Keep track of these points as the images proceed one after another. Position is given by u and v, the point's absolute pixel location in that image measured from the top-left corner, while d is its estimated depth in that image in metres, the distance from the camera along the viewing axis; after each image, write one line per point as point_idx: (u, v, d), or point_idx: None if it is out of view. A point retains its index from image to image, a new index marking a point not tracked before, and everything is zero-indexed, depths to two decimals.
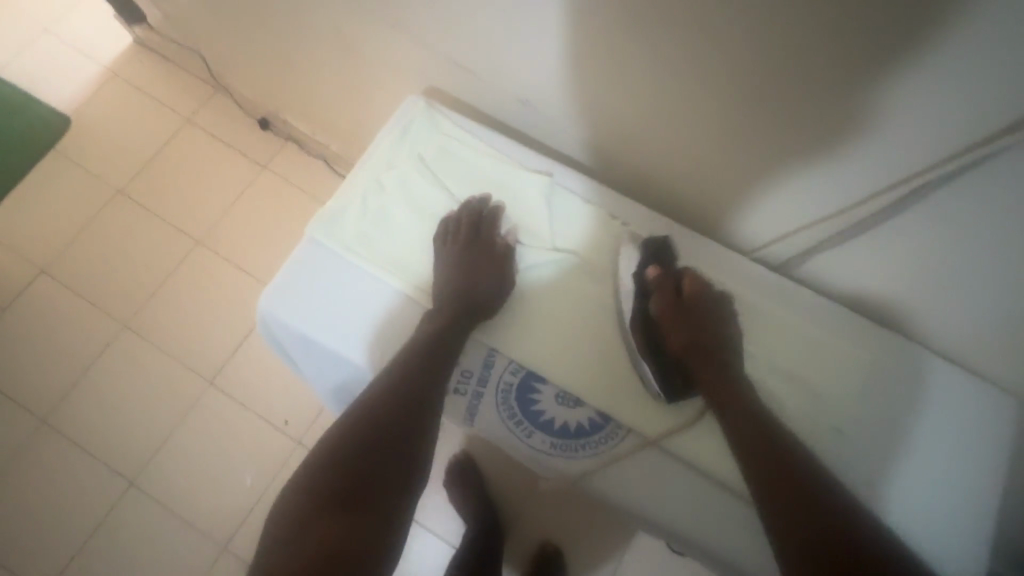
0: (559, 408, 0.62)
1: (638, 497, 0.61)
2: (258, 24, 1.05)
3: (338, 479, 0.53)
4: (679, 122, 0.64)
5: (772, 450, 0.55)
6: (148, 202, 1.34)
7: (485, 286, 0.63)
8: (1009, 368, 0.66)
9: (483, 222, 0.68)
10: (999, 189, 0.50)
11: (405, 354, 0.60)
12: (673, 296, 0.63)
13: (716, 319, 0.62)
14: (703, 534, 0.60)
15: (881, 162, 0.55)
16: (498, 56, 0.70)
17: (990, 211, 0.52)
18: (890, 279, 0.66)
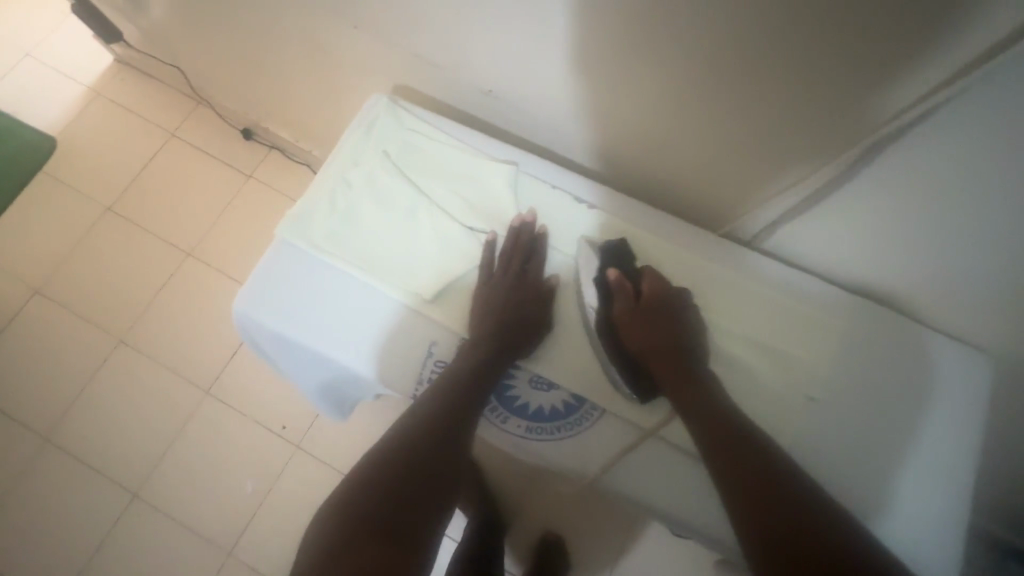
0: (534, 392, 0.61)
1: (614, 478, 0.59)
2: (229, 33, 1.05)
3: (378, 497, 0.50)
4: (639, 102, 0.63)
5: (735, 443, 0.54)
6: (137, 217, 1.36)
7: (528, 311, 0.59)
8: (991, 331, 0.64)
9: (529, 247, 0.62)
10: (955, 146, 0.49)
11: (443, 379, 0.57)
12: (632, 299, 0.61)
13: (676, 319, 0.61)
14: (689, 515, 0.58)
15: (832, 124, 0.54)
16: (458, 47, 0.70)
17: (944, 170, 0.51)
18: (856, 248, 0.64)
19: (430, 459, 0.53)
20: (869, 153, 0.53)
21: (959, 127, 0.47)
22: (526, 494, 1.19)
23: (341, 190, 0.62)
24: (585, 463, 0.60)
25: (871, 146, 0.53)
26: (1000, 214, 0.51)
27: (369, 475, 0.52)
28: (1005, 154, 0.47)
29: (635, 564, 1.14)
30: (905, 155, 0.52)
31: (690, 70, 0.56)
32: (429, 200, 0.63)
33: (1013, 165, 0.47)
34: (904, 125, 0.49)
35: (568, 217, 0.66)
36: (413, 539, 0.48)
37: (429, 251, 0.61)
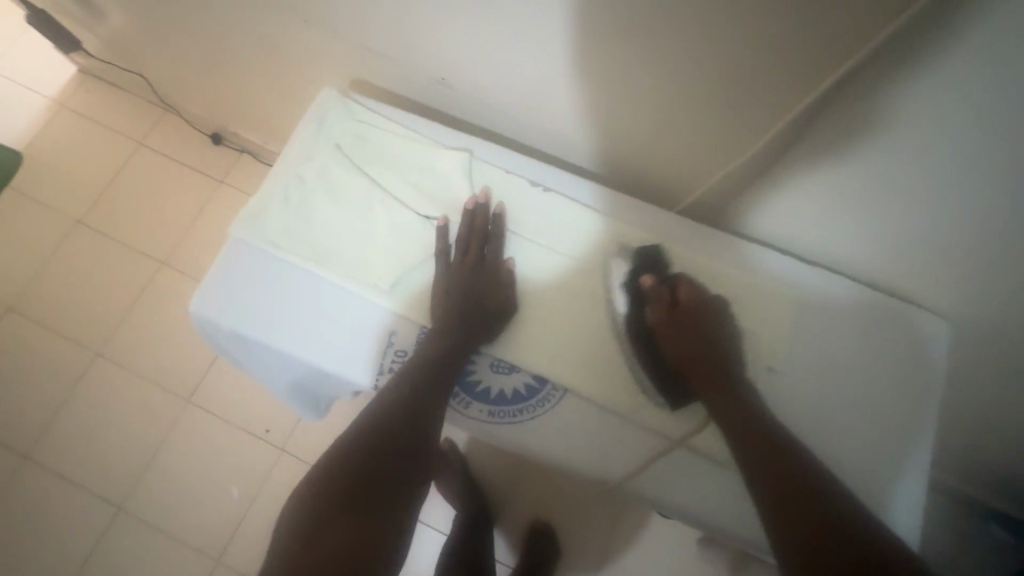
0: (494, 375, 0.62)
1: (574, 455, 0.61)
2: (190, 37, 1.05)
3: (346, 482, 0.51)
4: (591, 83, 0.63)
5: (765, 441, 0.55)
6: (109, 229, 1.34)
7: (489, 299, 0.60)
8: (944, 294, 0.65)
9: (487, 232, 0.62)
10: (889, 110, 0.49)
11: (409, 366, 0.57)
12: (667, 305, 0.61)
13: (712, 324, 0.60)
14: (651, 487, 0.61)
15: (775, 95, 0.54)
16: (412, 37, 0.70)
17: (881, 133, 0.51)
18: (809, 217, 0.65)
19: (392, 445, 0.53)
20: (807, 122, 0.54)
21: (886, 89, 0.48)
22: (512, 484, 1.20)
23: (294, 186, 0.62)
24: (606, 468, 0.61)
25: (807, 114, 0.54)
26: (934, 175, 0.53)
27: (337, 461, 0.52)
28: (930, 114, 0.48)
29: (624, 546, 1.15)
30: (840, 123, 0.53)
31: (632, 48, 0.56)
32: (383, 190, 0.62)
33: (941, 126, 0.48)
34: (832, 89, 0.50)
35: (523, 201, 0.66)
36: (383, 523, 0.50)
37: (386, 241, 0.61)
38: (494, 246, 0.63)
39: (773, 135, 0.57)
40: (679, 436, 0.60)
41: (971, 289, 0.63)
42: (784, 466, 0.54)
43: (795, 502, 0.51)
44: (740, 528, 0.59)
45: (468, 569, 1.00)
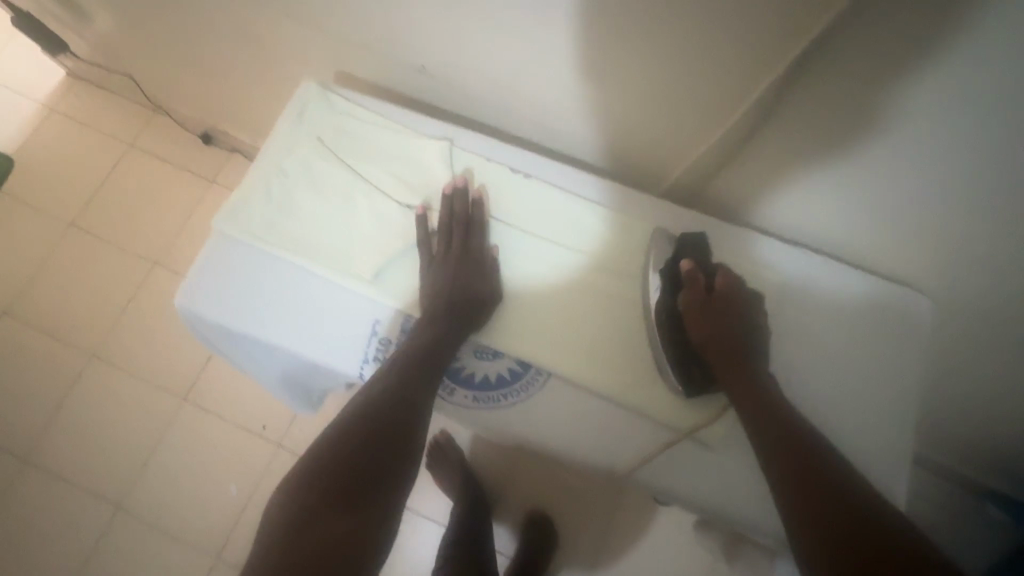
0: (479, 361, 0.63)
1: (562, 438, 0.62)
2: (176, 38, 1.05)
3: (333, 478, 0.50)
4: (570, 69, 0.63)
5: (786, 428, 0.55)
6: (101, 231, 1.34)
7: (475, 289, 0.59)
8: (923, 270, 0.67)
9: (470, 218, 0.63)
10: (858, 81, 0.50)
11: (396, 359, 0.56)
12: (703, 290, 0.60)
13: (744, 314, 0.60)
14: (638, 470, 0.61)
15: (747, 75, 0.55)
16: (393, 28, 0.70)
17: (852, 103, 0.52)
18: (788, 196, 0.66)
19: (376, 434, 0.53)
20: (777, 99, 0.55)
21: (851, 62, 0.49)
22: (508, 474, 1.21)
23: (275, 178, 0.62)
24: (608, 457, 0.61)
25: (777, 91, 0.54)
26: (901, 147, 0.53)
27: (324, 457, 0.52)
28: (894, 83, 0.48)
29: (620, 534, 1.15)
30: (809, 98, 0.53)
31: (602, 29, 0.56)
32: (364, 181, 0.63)
33: (903, 96, 0.49)
34: (797, 64, 0.50)
35: (504, 188, 0.67)
36: (372, 518, 0.49)
37: (368, 231, 0.61)
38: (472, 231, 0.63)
39: (746, 114, 0.58)
40: (663, 415, 0.61)
41: (950, 264, 0.64)
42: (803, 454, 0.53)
43: (812, 487, 0.51)
44: (723, 505, 0.60)
45: (474, 565, 0.99)
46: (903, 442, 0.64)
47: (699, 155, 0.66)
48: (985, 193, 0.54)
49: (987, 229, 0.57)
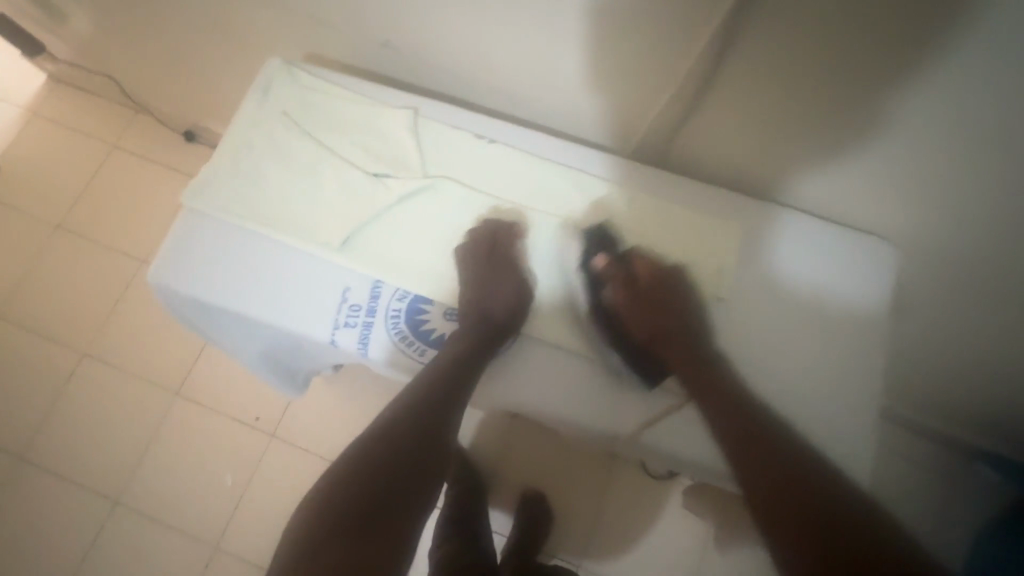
0: (447, 323, 0.62)
1: (534, 395, 0.63)
2: (149, 34, 1.05)
3: (364, 490, 0.51)
4: (525, 37, 0.63)
5: (739, 412, 0.58)
6: (88, 232, 1.35)
7: (497, 303, 0.62)
8: (886, 219, 0.68)
9: (507, 246, 0.64)
10: (799, 25, 0.50)
11: (428, 375, 0.59)
12: (625, 283, 0.64)
13: (670, 301, 0.64)
14: (608, 422, 0.62)
15: (688, 33, 0.54)
16: (352, 3, 0.70)
17: (794, 49, 0.52)
18: (748, 149, 0.66)
19: (417, 447, 0.55)
20: (723, 52, 0.55)
21: (787, 8, 0.49)
22: (500, 452, 1.18)
23: (241, 153, 0.63)
24: (579, 412, 0.62)
25: (721, 44, 0.54)
26: (842, 85, 0.54)
27: (355, 467, 0.53)
28: (830, 26, 0.49)
29: (617, 510, 1.14)
30: (752, 48, 0.53)
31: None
32: (329, 151, 0.64)
33: (837, 38, 0.49)
34: (735, 15, 0.50)
35: (469, 152, 0.66)
36: (399, 532, 0.51)
37: (335, 200, 0.62)
38: (435, 199, 0.64)
39: (695, 71, 0.58)
40: (633, 367, 0.62)
41: (910, 210, 0.65)
42: (749, 424, 0.57)
43: (775, 474, 0.53)
44: (697, 455, 0.61)
45: (463, 539, 0.97)
46: (869, 389, 0.65)
47: (656, 117, 0.66)
48: (928, 128, 0.54)
49: (935, 162, 0.57)
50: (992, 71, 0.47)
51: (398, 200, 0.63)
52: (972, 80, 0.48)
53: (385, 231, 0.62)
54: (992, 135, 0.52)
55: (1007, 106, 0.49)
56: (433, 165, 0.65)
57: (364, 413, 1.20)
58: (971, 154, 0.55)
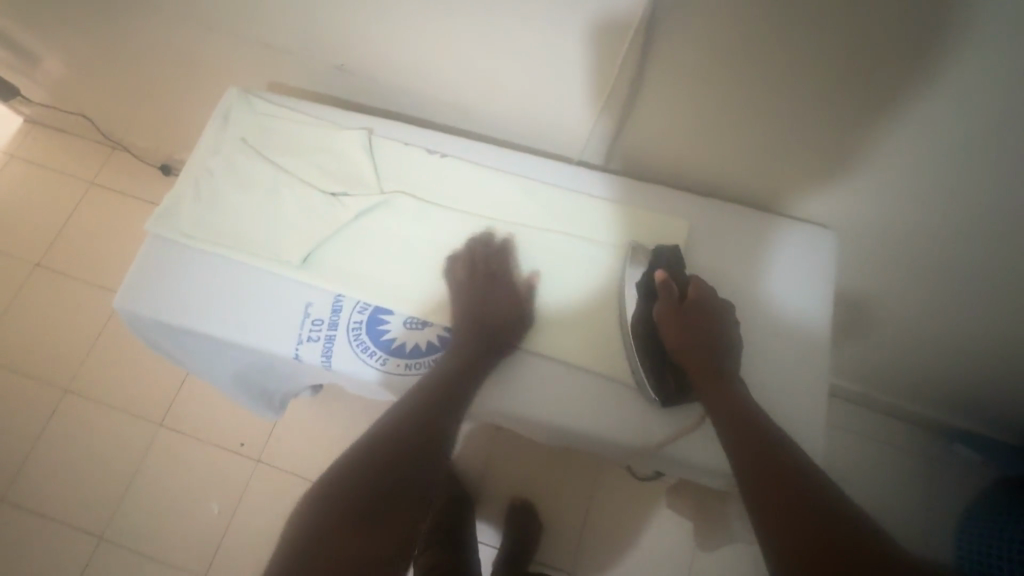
0: (408, 331, 0.63)
1: (499, 397, 0.63)
2: (119, 72, 1.07)
3: (363, 493, 0.52)
4: (471, 51, 0.67)
5: (759, 429, 0.56)
6: (67, 268, 1.36)
7: (498, 312, 0.63)
8: (826, 206, 0.71)
9: (494, 256, 0.66)
10: (710, 32, 0.53)
11: (429, 381, 0.60)
12: (676, 300, 0.62)
13: (718, 326, 0.61)
14: (571, 419, 0.63)
15: (611, 37, 0.58)
16: (307, 31, 0.73)
17: (709, 53, 0.55)
18: (687, 148, 0.69)
19: (416, 451, 0.55)
20: (646, 57, 0.58)
21: (694, 17, 0.52)
22: (484, 459, 1.18)
23: (202, 179, 0.66)
24: (543, 411, 0.63)
25: (645, 45, 0.56)
26: (757, 83, 0.57)
27: (354, 469, 0.53)
28: (736, 30, 0.52)
29: (607, 513, 1.14)
30: (671, 55, 0.57)
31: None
32: (286, 172, 0.66)
33: (745, 41, 0.53)
34: (651, 17, 0.53)
35: (422, 166, 0.69)
36: (395, 535, 0.51)
37: (294, 220, 0.64)
38: (390, 213, 0.67)
39: (624, 78, 0.61)
40: (591, 364, 0.64)
41: (847, 195, 0.69)
42: (768, 441, 0.55)
43: (796, 494, 0.50)
44: (666, 447, 0.61)
45: (451, 546, 0.97)
46: (819, 365, 0.67)
47: (600, 121, 0.69)
48: (840, 114, 0.57)
49: (849, 145, 0.61)
50: (887, 59, 0.50)
51: (356, 217, 0.66)
52: (867, 71, 0.52)
53: (344, 247, 0.65)
54: (891, 115, 0.56)
55: (904, 87, 0.52)
56: (388, 181, 0.68)
57: (349, 432, 1.20)
58: (886, 133, 0.58)
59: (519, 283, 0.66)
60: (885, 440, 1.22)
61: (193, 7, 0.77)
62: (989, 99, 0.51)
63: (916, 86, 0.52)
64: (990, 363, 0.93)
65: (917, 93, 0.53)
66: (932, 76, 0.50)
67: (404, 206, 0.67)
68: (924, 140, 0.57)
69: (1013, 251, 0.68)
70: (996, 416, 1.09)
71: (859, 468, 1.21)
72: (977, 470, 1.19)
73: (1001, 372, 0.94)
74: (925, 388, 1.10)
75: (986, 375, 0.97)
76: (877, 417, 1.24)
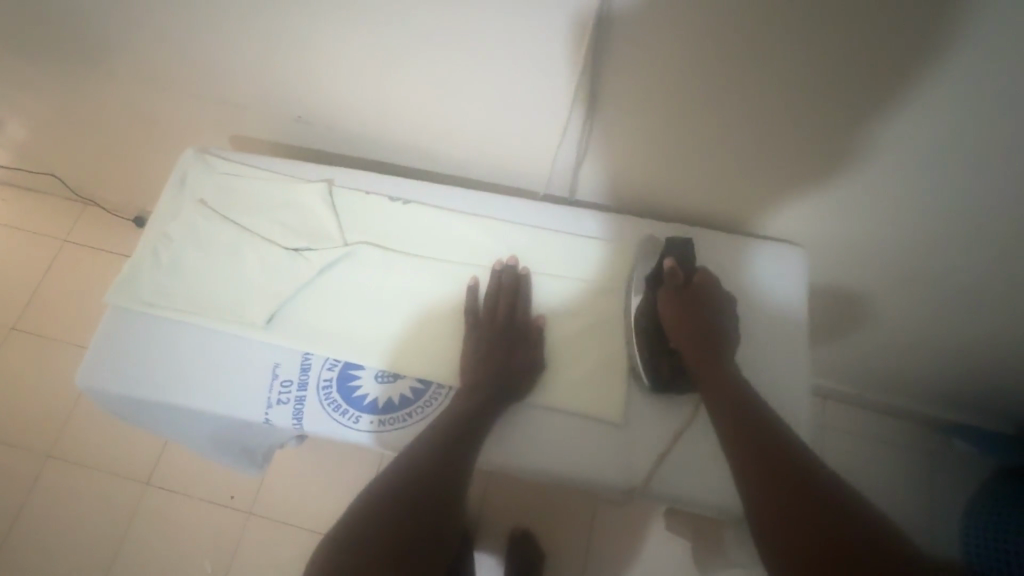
0: (379, 386, 0.62)
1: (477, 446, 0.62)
2: (82, 132, 1.06)
3: (390, 523, 0.51)
4: (422, 93, 0.67)
5: (761, 432, 0.55)
6: (44, 330, 1.34)
7: (513, 364, 0.62)
8: (792, 216, 0.72)
9: (512, 295, 0.65)
10: (652, 55, 0.54)
11: (444, 418, 0.59)
12: (681, 285, 0.64)
13: (717, 315, 0.63)
14: (554, 463, 0.62)
15: (554, 70, 0.58)
16: (261, 84, 0.73)
17: (655, 74, 0.56)
18: (648, 171, 0.70)
19: (434, 486, 0.54)
20: (594, 83, 0.59)
21: (633, 43, 0.53)
22: (481, 493, 1.14)
23: (163, 247, 0.66)
24: (523, 456, 0.62)
25: (591, 73, 0.57)
26: (704, 101, 0.58)
27: (381, 499, 0.53)
28: (675, 51, 0.53)
29: (610, 538, 1.10)
30: (617, 79, 0.58)
31: (415, 35, 0.59)
32: (245, 231, 0.66)
33: (685, 61, 0.54)
34: (592, 46, 0.54)
35: (384, 213, 0.69)
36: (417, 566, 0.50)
37: (257, 279, 0.64)
38: (354, 263, 0.66)
39: (575, 104, 0.62)
40: (569, 402, 0.63)
41: (809, 203, 0.69)
42: (774, 445, 0.53)
43: (791, 500, 0.49)
44: (651, 484, 0.60)
45: None
46: (798, 376, 0.67)
47: (559, 150, 0.69)
48: (787, 126, 0.58)
49: (800, 154, 0.62)
50: (821, 71, 0.51)
51: (320, 271, 0.65)
52: (805, 82, 0.53)
53: (309, 303, 0.64)
54: (837, 122, 0.57)
55: (842, 97, 0.54)
56: (350, 233, 0.67)
57: (342, 475, 1.18)
58: (835, 139, 0.58)
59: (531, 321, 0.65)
60: (881, 438, 1.22)
61: (149, 67, 0.77)
62: (929, 101, 0.52)
63: (849, 95, 0.53)
64: (975, 355, 0.93)
65: (855, 101, 0.54)
66: (869, 82, 0.52)
67: (368, 255, 0.66)
68: (870, 143, 0.58)
69: (979, 246, 0.68)
70: (988, 406, 1.08)
71: (861, 471, 1.19)
72: (978, 463, 1.17)
73: (987, 363, 0.94)
74: (917, 385, 1.09)
75: (974, 368, 0.97)
76: (873, 418, 1.23)
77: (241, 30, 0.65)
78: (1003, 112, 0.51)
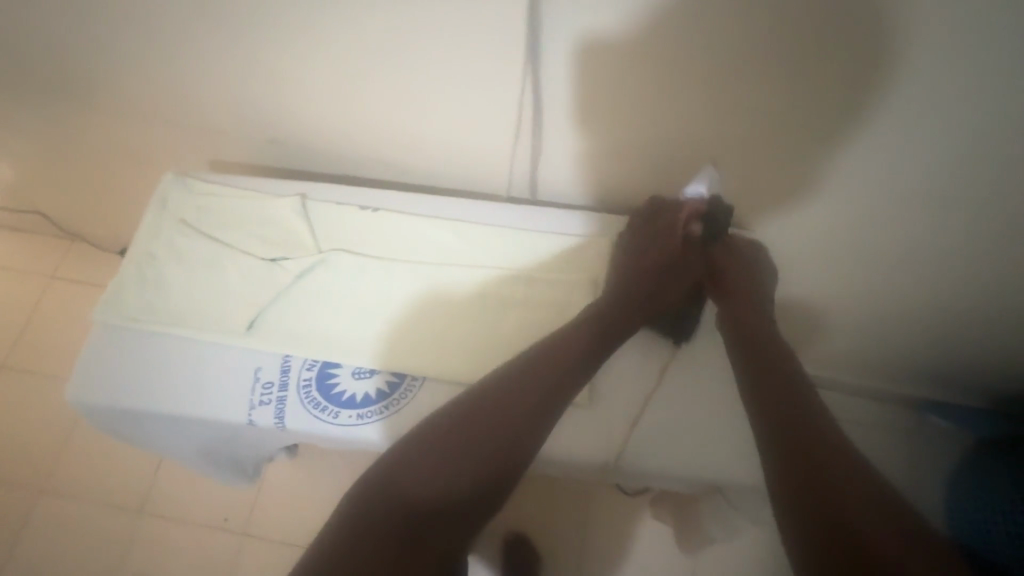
0: (356, 382, 0.65)
1: None
2: (66, 168, 1.09)
3: (423, 494, 0.52)
4: (383, 109, 0.72)
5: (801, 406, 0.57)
6: (34, 366, 1.35)
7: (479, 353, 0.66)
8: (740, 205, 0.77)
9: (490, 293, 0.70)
10: (588, 60, 0.59)
11: (480, 391, 0.59)
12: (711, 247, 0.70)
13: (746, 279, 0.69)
14: None
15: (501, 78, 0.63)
16: (234, 109, 0.78)
17: (593, 78, 0.61)
18: (602, 169, 0.75)
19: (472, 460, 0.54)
20: (539, 88, 0.63)
21: (567, 50, 0.58)
22: None
23: (146, 264, 0.70)
24: None
25: (535, 78, 0.62)
26: (641, 100, 0.63)
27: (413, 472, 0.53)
28: (607, 57, 0.58)
29: (603, 535, 1.11)
30: (558, 85, 0.63)
31: (370, 53, 0.64)
32: (224, 245, 0.70)
33: (617, 65, 0.59)
34: (532, 52, 0.59)
35: (355, 221, 0.73)
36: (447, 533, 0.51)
37: (237, 289, 0.68)
38: (327, 269, 0.70)
39: (523, 109, 0.66)
40: None
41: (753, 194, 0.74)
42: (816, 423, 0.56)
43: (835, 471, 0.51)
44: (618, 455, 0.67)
45: None
46: None
47: (516, 154, 0.74)
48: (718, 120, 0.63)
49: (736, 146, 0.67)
50: (738, 67, 0.57)
51: (296, 278, 0.69)
52: (726, 77, 0.58)
53: (287, 309, 0.68)
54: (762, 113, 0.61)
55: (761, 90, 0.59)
56: (323, 241, 0.71)
57: (335, 491, 1.19)
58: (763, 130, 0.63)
59: (497, 314, 0.69)
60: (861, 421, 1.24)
61: (129, 100, 0.81)
62: (834, 89, 0.57)
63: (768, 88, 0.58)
64: (933, 329, 0.97)
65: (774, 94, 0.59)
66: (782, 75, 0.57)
67: (341, 260, 0.70)
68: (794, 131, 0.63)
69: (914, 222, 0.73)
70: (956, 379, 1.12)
71: None
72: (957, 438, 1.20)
73: (946, 336, 0.97)
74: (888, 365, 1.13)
75: (936, 342, 1.01)
76: None
77: (210, 59, 0.69)
78: (901, 96, 0.56)
